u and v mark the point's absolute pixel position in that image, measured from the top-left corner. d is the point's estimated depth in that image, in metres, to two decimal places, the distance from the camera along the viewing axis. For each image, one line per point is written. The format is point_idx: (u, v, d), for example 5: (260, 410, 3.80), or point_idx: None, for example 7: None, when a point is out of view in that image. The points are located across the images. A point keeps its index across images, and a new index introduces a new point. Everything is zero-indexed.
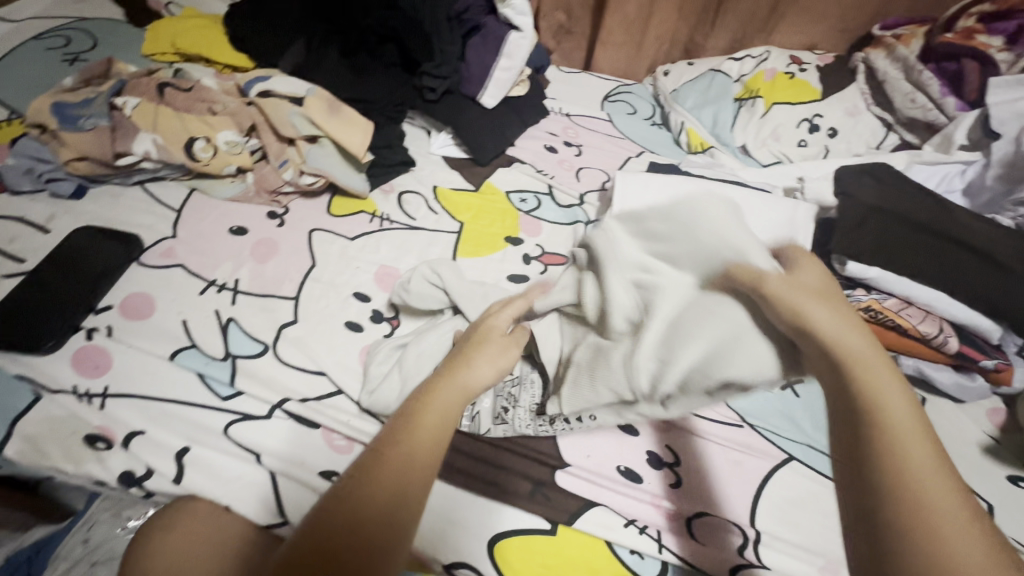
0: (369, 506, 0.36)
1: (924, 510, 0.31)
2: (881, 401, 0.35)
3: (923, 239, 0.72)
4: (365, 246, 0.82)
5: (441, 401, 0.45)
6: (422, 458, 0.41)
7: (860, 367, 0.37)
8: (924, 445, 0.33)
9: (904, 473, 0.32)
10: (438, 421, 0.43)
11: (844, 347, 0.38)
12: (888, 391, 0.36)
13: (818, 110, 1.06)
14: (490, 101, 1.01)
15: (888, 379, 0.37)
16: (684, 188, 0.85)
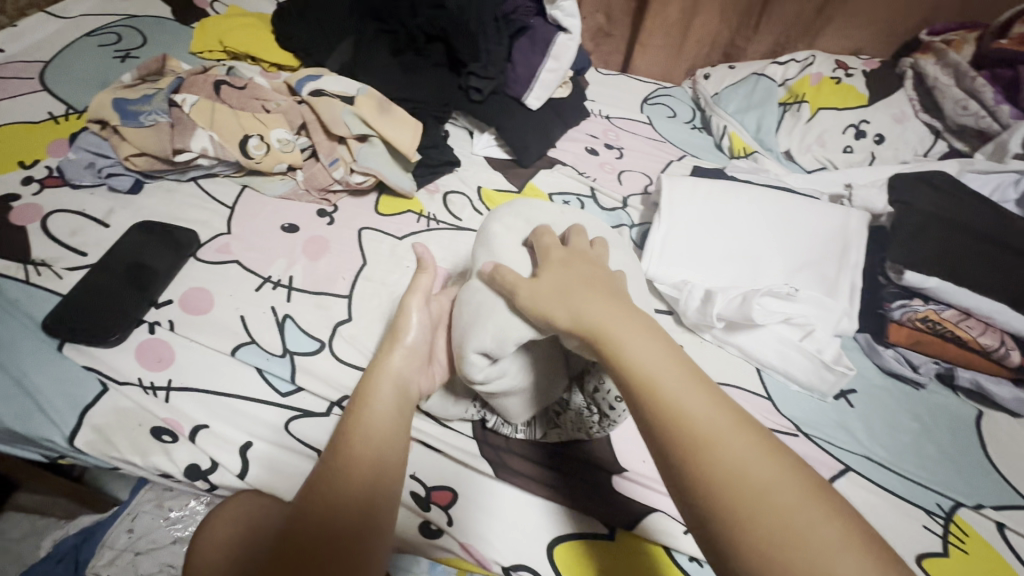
0: (347, 509, 0.44)
1: (714, 460, 0.35)
2: (641, 368, 0.39)
3: (984, 248, 0.72)
4: (413, 245, 0.83)
5: (378, 398, 0.50)
6: (385, 459, 0.47)
7: (613, 340, 0.41)
8: (689, 390, 0.38)
9: (679, 420, 0.36)
10: (375, 426, 0.48)
11: (596, 323, 0.42)
12: (684, 407, 0.37)
13: (865, 116, 1.05)
14: (534, 102, 1.01)
15: (682, 394, 0.38)
16: (733, 194, 0.86)
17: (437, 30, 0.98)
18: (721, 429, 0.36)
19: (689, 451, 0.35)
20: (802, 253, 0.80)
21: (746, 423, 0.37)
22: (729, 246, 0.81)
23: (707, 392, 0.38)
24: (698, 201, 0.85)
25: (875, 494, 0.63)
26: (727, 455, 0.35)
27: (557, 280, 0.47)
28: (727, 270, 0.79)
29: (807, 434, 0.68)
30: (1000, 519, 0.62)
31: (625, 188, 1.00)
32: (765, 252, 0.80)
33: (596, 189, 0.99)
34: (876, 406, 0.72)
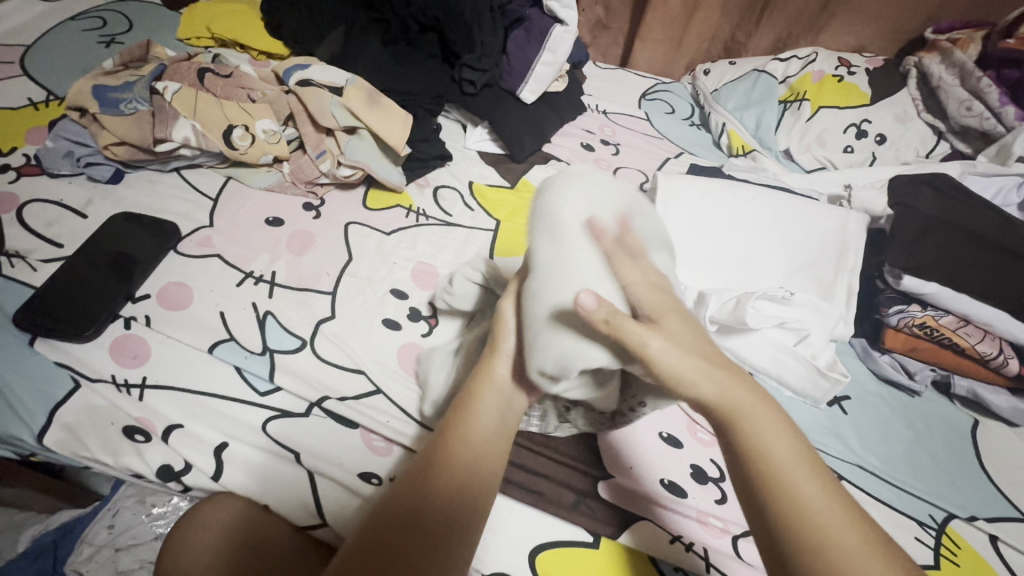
0: (438, 507, 0.43)
1: (826, 539, 0.36)
2: (770, 453, 0.40)
3: (990, 255, 0.69)
4: (401, 241, 0.81)
5: (481, 409, 0.49)
6: (482, 471, 0.46)
7: (741, 419, 0.41)
8: (815, 481, 0.39)
9: (802, 511, 0.37)
10: (470, 434, 0.48)
11: (725, 398, 0.42)
12: (782, 451, 0.40)
13: (867, 115, 1.03)
14: (529, 96, 0.99)
15: (779, 438, 0.40)
16: (730, 193, 0.84)
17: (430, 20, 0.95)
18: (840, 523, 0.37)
19: (810, 539, 0.36)
20: (799, 254, 0.79)
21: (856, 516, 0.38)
22: (725, 247, 0.79)
23: (824, 481, 0.39)
24: (694, 199, 0.83)
25: (866, 504, 0.62)
26: (837, 542, 0.36)
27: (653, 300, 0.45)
28: (723, 271, 0.78)
29: None
30: (994, 531, 0.61)
31: None
32: (762, 252, 0.79)
33: None
34: (870, 414, 0.70)
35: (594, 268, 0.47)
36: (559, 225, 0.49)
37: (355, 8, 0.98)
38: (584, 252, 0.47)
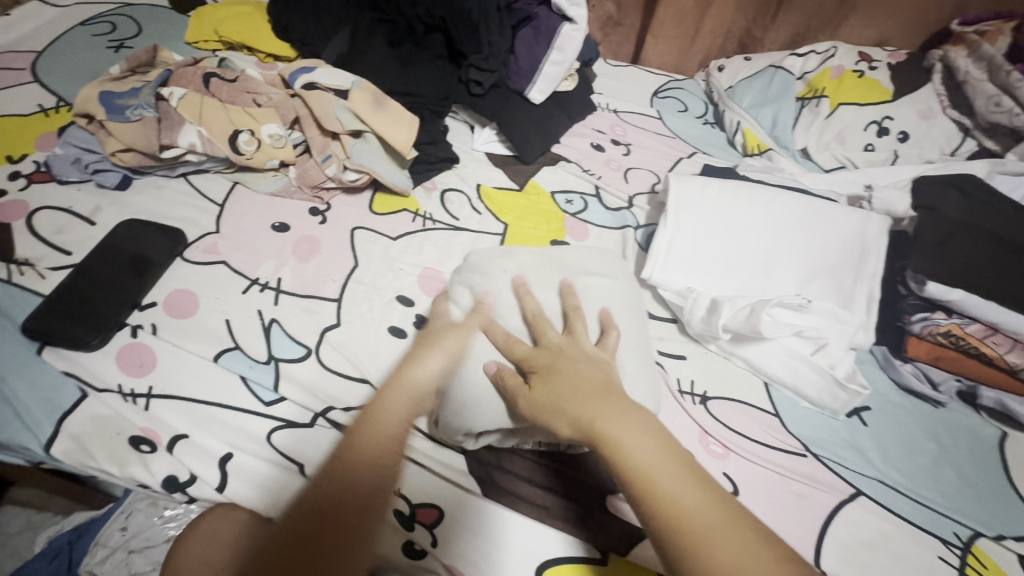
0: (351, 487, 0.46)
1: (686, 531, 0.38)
2: (630, 452, 0.42)
3: (1016, 260, 0.67)
4: (408, 246, 0.80)
5: (394, 399, 0.53)
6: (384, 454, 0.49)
7: (599, 423, 0.45)
8: (677, 475, 0.41)
9: (659, 497, 0.40)
10: (403, 423, 0.52)
11: (596, 423, 0.45)
12: (639, 449, 0.43)
13: (889, 112, 0.99)
14: (538, 96, 0.97)
15: (639, 439, 0.43)
16: (744, 195, 0.82)
17: (437, 19, 0.94)
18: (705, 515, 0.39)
19: (674, 533, 0.38)
20: (816, 259, 0.76)
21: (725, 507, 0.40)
22: (738, 252, 0.77)
23: (690, 476, 0.41)
24: (707, 201, 0.81)
25: (887, 521, 0.59)
26: (702, 532, 0.38)
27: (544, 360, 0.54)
28: (736, 277, 0.75)
29: (815, 454, 0.64)
30: (1023, 551, 0.58)
31: (631, 187, 0.96)
32: (778, 258, 0.76)
33: (601, 188, 0.95)
34: (891, 425, 0.68)
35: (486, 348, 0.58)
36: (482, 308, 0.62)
37: (362, 9, 0.97)
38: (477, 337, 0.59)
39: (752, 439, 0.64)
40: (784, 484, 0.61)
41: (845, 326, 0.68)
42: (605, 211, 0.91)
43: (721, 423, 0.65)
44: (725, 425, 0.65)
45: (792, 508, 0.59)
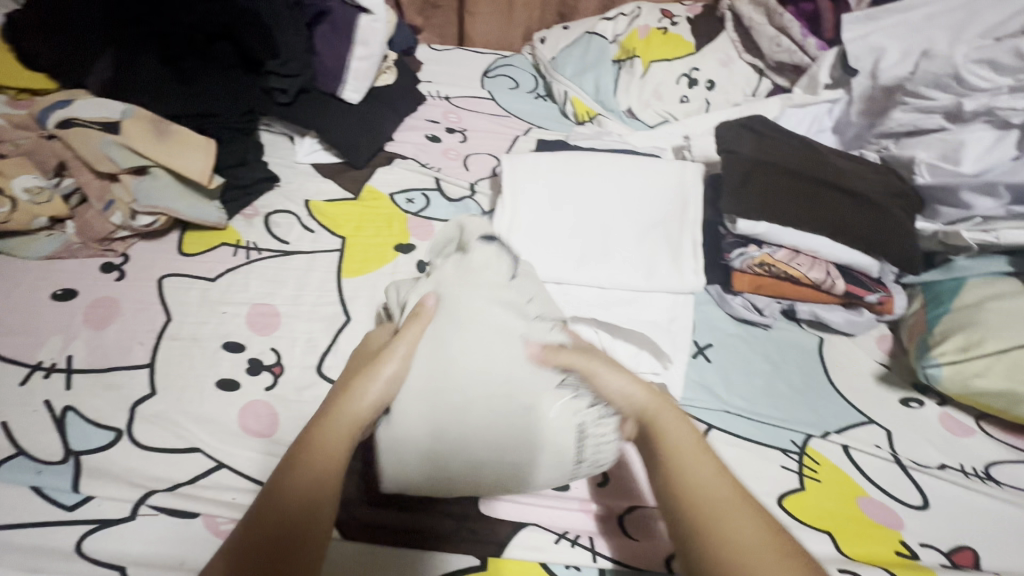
0: (264, 526, 0.39)
1: (709, 524, 0.41)
2: (671, 445, 0.46)
3: (805, 187, 0.72)
4: (231, 285, 0.72)
5: (327, 437, 0.43)
6: (297, 505, 0.41)
7: (654, 419, 0.47)
8: (682, 430, 0.46)
9: (676, 459, 0.45)
10: (342, 433, 0.44)
11: (649, 406, 0.48)
12: (674, 430, 0.47)
13: (695, 64, 1.05)
14: (355, 96, 0.91)
15: (676, 422, 0.47)
16: (572, 164, 0.84)
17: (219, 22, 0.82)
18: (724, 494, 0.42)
19: (701, 523, 0.41)
20: (645, 216, 0.80)
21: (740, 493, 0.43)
22: (577, 223, 0.79)
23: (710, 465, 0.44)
24: (538, 176, 0.83)
25: (737, 447, 0.64)
26: (725, 521, 0.41)
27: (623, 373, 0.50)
28: (579, 250, 0.78)
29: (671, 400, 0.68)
30: (844, 441, 0.66)
31: (473, 174, 0.95)
32: (614, 225, 0.80)
33: (441, 180, 0.93)
34: (731, 358, 0.73)
35: (496, 383, 0.48)
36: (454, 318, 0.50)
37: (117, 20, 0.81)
38: (479, 395, 0.48)
39: None
40: None
41: (664, 279, 0.75)
42: (448, 204, 0.90)
43: None
44: None
45: None
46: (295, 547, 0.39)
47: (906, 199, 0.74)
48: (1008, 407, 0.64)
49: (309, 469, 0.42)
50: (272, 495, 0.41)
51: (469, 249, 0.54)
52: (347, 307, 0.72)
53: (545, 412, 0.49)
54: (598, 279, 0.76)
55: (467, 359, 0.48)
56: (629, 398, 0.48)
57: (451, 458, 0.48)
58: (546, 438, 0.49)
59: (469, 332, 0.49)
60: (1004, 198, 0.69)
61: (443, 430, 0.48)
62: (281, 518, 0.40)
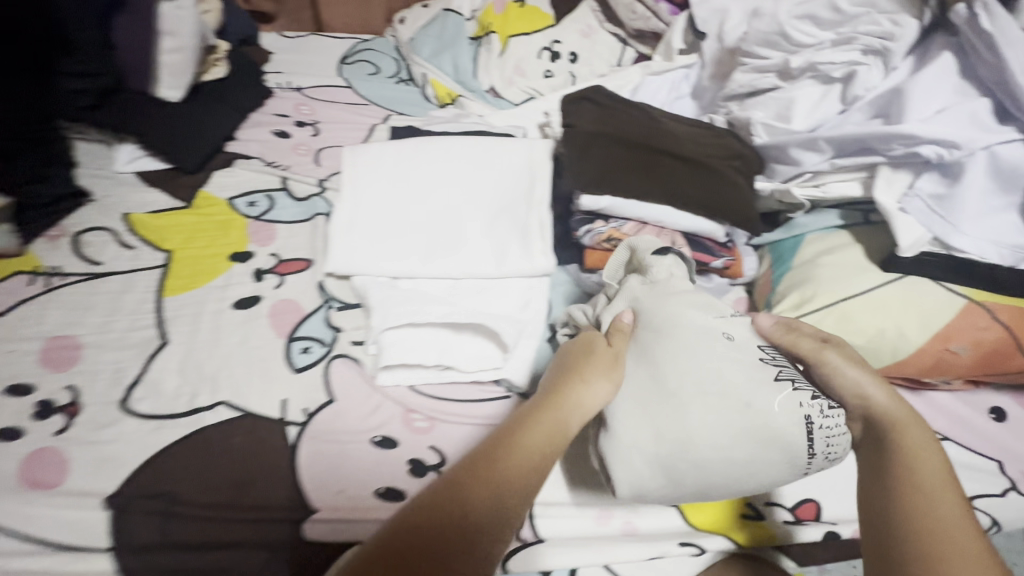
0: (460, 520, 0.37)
1: (949, 543, 0.41)
2: (915, 445, 0.47)
3: (642, 157, 0.70)
4: (24, 319, 0.64)
5: (523, 446, 0.43)
6: (508, 497, 0.40)
7: (905, 430, 0.48)
8: (924, 436, 0.48)
9: (918, 476, 0.45)
10: (546, 443, 0.44)
11: (892, 412, 0.50)
12: (917, 435, 0.48)
13: (555, 37, 1.02)
14: (175, 93, 0.84)
15: (919, 430, 0.48)
16: (416, 151, 0.79)
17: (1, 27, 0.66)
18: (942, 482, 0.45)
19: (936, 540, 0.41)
20: (494, 200, 0.77)
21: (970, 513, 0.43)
22: (423, 214, 0.75)
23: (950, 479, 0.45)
24: (379, 167, 0.78)
25: None
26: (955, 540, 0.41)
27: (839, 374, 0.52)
28: (426, 241, 0.73)
29: (520, 393, 0.65)
30: None
31: (324, 170, 0.88)
32: (463, 212, 0.76)
33: (287, 178, 0.86)
34: None
35: (722, 374, 0.51)
36: (661, 321, 0.55)
37: None
38: (745, 376, 0.51)
39: (456, 399, 0.64)
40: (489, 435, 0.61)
41: (515, 264, 0.72)
42: (294, 204, 0.83)
43: (425, 395, 0.64)
44: (426, 395, 0.64)
45: None
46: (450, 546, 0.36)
47: (742, 159, 0.74)
48: None
49: (503, 466, 0.41)
50: (484, 485, 0.39)
51: (646, 266, 0.62)
52: (165, 330, 0.66)
53: (771, 404, 0.50)
54: (448, 270, 0.72)
55: (671, 356, 0.52)
56: (865, 395, 0.51)
57: (687, 455, 0.49)
58: (782, 435, 0.49)
59: (672, 341, 0.53)
60: (827, 151, 0.69)
61: (690, 424, 0.49)
62: (482, 510, 0.38)
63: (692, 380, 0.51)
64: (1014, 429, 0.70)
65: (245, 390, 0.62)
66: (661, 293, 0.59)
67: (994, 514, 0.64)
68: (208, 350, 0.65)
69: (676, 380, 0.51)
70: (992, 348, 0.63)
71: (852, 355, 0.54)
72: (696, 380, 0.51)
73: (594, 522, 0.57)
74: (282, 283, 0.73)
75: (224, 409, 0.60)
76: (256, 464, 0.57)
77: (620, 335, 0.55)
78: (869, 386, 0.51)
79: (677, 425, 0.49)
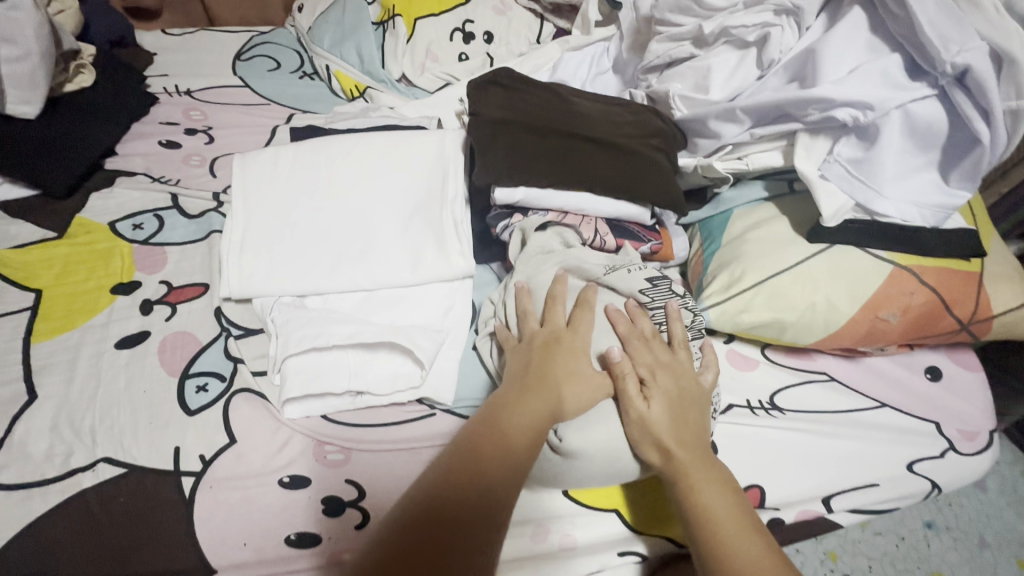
0: (494, 447, 0.44)
1: (726, 537, 0.45)
2: (676, 460, 0.49)
3: (554, 142, 0.65)
4: None
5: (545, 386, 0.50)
6: (527, 435, 0.47)
7: (668, 451, 0.50)
8: (678, 440, 0.50)
9: (694, 497, 0.47)
10: (552, 387, 0.51)
11: (661, 425, 0.51)
12: (669, 440, 0.50)
13: (467, 16, 0.95)
14: (29, 109, 0.71)
15: (675, 437, 0.50)
16: (314, 155, 0.72)
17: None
18: (695, 459, 0.49)
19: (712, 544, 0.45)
20: (404, 199, 0.71)
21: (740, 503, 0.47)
22: (326, 223, 0.68)
23: (718, 482, 0.48)
24: (275, 175, 0.71)
25: None
26: (730, 536, 0.45)
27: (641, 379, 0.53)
28: (331, 250, 0.67)
29: (445, 407, 0.61)
30: None
31: (221, 181, 0.80)
32: (371, 215, 0.69)
33: (178, 193, 0.78)
34: None
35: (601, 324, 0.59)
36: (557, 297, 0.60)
37: None
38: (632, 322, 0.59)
39: (376, 424, 0.59)
40: (409, 459, 0.57)
41: (431, 268, 0.66)
42: (187, 222, 0.75)
43: (341, 423, 0.58)
44: (339, 423, 0.58)
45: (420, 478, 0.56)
46: (501, 480, 0.43)
47: (661, 135, 0.69)
48: (778, 335, 0.63)
49: (515, 413, 0.48)
50: (501, 425, 0.47)
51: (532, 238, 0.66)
52: (33, 383, 0.58)
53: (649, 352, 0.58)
54: (358, 281, 0.66)
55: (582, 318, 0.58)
56: (644, 419, 0.51)
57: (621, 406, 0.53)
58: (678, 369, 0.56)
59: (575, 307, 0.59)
60: (745, 122, 0.65)
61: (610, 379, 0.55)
62: (516, 442, 0.45)
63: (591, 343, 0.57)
64: (949, 387, 0.69)
65: (128, 441, 0.54)
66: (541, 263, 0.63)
67: (934, 476, 0.64)
68: (85, 400, 0.57)
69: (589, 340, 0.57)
70: (922, 312, 0.62)
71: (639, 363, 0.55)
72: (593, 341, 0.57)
73: (529, 542, 0.53)
74: (174, 313, 0.66)
75: (104, 467, 0.53)
76: (144, 526, 0.50)
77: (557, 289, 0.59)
78: (651, 414, 0.51)
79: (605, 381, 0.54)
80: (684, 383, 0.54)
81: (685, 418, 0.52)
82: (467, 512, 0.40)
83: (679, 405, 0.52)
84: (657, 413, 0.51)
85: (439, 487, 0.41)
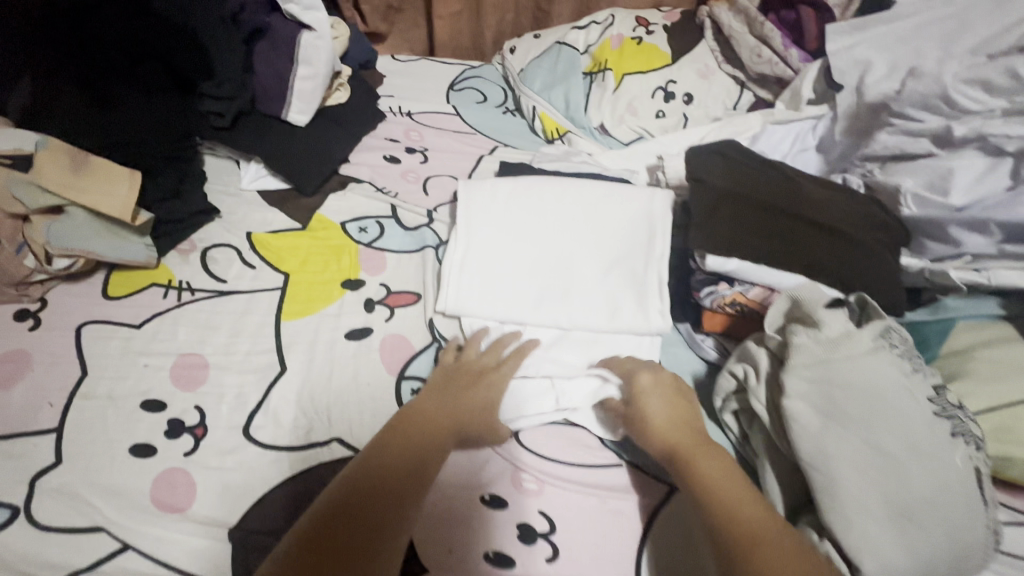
0: (387, 464, 0.51)
1: (756, 536, 0.45)
2: (702, 464, 0.51)
3: (777, 222, 0.66)
4: (157, 332, 0.66)
5: (430, 407, 0.58)
6: (417, 452, 0.53)
7: (698, 460, 0.52)
8: (695, 441, 0.54)
9: (717, 487, 0.49)
10: (448, 409, 0.58)
11: (671, 429, 0.55)
12: (659, 415, 0.56)
13: (671, 76, 0.98)
14: (300, 118, 0.85)
15: (689, 441, 0.54)
16: (531, 192, 0.78)
17: (141, 46, 0.74)
18: (698, 439, 0.54)
19: (744, 536, 0.45)
20: (608, 248, 0.74)
21: (761, 504, 0.48)
22: (536, 258, 0.74)
23: (733, 473, 0.50)
24: (497, 204, 0.77)
25: None
26: (763, 535, 0.45)
27: (646, 386, 0.59)
28: (536, 285, 0.72)
29: (631, 461, 0.62)
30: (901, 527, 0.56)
31: (432, 200, 0.88)
32: (576, 258, 0.74)
33: (397, 206, 0.87)
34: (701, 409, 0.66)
35: (907, 419, 0.51)
36: (850, 382, 0.52)
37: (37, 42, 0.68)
38: (928, 422, 0.51)
39: (563, 461, 0.62)
40: (598, 504, 0.58)
41: (628, 321, 0.69)
42: (403, 233, 0.83)
43: (533, 454, 0.62)
44: (534, 452, 0.62)
45: (608, 527, 0.56)
46: (396, 487, 0.49)
47: (885, 231, 0.68)
48: (1002, 469, 0.57)
49: (404, 438, 0.54)
50: (381, 441, 0.53)
51: (820, 320, 0.55)
52: (283, 357, 0.67)
53: (953, 464, 0.50)
54: (558, 320, 0.70)
55: (881, 419, 0.51)
56: (647, 417, 0.57)
57: (913, 520, 0.49)
58: (965, 485, 0.50)
59: (877, 403, 0.51)
60: (996, 235, 0.64)
61: (904, 479, 0.49)
62: (394, 458, 0.52)
63: (892, 446, 0.50)
64: None
65: (357, 428, 0.61)
66: (841, 353, 0.53)
67: None
68: (322, 382, 0.65)
69: (880, 440, 0.50)
70: None
71: (666, 382, 0.60)
72: (899, 449, 0.50)
73: None
74: (393, 317, 0.73)
75: (338, 446, 0.60)
76: None
77: (850, 388, 0.52)
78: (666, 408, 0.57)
79: (903, 497, 0.49)
80: (673, 379, 0.61)
81: (678, 406, 0.58)
82: (406, 472, 0.51)
83: (669, 391, 0.59)
84: (662, 415, 0.56)
85: (369, 451, 0.52)
